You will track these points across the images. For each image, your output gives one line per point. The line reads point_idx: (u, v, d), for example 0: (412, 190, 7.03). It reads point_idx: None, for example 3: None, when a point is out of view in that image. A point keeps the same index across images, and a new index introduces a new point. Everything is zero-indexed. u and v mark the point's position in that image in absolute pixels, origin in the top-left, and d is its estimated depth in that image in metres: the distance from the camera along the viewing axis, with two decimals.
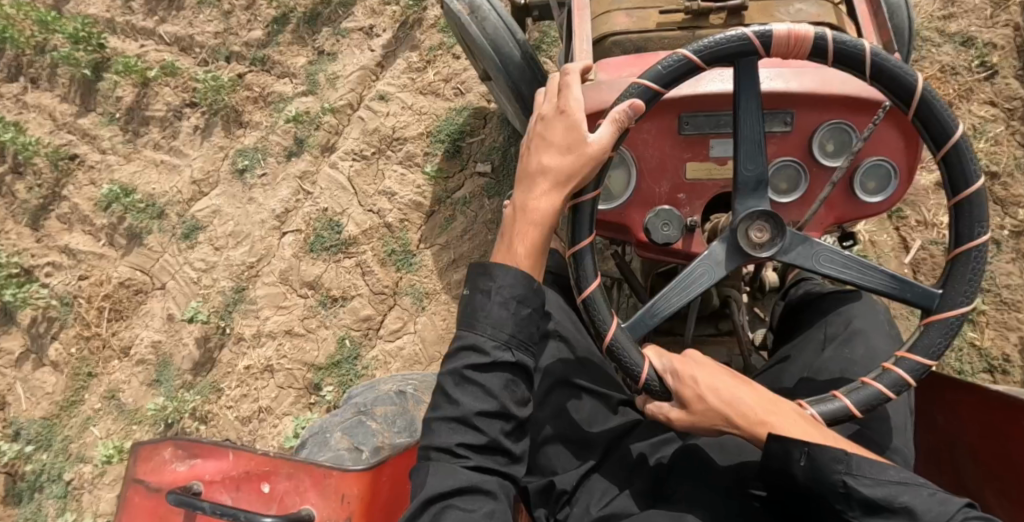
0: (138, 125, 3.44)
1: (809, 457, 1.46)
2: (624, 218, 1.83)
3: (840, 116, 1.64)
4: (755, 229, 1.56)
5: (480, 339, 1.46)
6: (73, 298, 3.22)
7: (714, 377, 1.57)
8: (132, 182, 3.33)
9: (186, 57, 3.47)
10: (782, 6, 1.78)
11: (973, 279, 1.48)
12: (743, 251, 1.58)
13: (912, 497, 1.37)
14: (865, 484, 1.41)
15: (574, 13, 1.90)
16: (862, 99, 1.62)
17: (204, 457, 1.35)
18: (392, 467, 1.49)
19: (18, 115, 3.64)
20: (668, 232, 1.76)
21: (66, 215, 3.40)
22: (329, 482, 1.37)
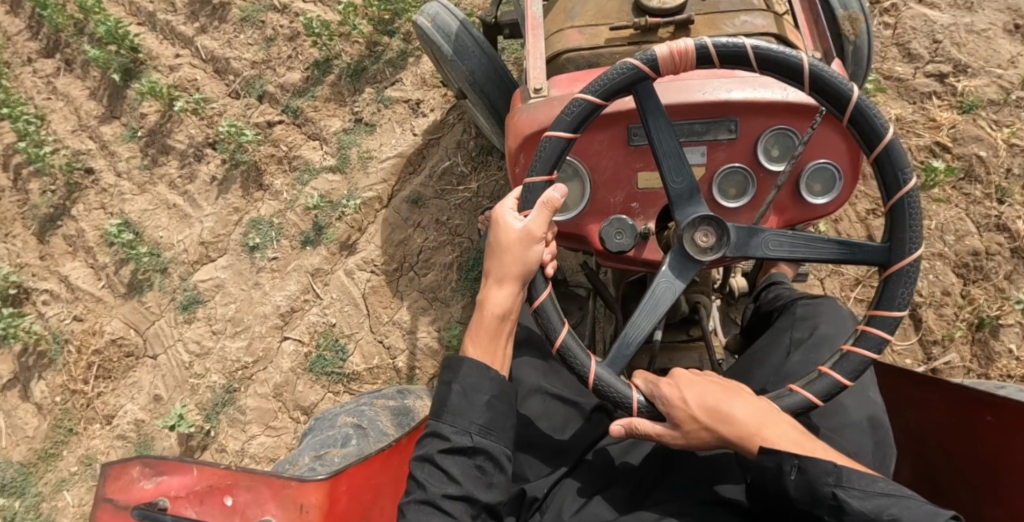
0: (160, 153, 3.48)
1: (800, 469, 1.37)
2: (580, 228, 1.80)
3: (783, 120, 1.64)
4: (700, 231, 1.54)
5: (442, 426, 1.52)
6: (68, 330, 3.37)
7: (707, 390, 1.48)
8: (141, 221, 3.39)
9: (216, 84, 3.49)
10: (727, 19, 1.84)
11: (914, 225, 1.46)
12: (696, 258, 1.55)
13: (903, 512, 1.29)
14: (856, 497, 1.33)
15: (528, 32, 1.90)
16: (801, 102, 1.62)
17: (169, 474, 1.50)
18: (350, 477, 1.56)
19: (45, 103, 3.76)
20: (621, 240, 1.72)
21: (76, 241, 3.53)
22: (287, 493, 1.48)
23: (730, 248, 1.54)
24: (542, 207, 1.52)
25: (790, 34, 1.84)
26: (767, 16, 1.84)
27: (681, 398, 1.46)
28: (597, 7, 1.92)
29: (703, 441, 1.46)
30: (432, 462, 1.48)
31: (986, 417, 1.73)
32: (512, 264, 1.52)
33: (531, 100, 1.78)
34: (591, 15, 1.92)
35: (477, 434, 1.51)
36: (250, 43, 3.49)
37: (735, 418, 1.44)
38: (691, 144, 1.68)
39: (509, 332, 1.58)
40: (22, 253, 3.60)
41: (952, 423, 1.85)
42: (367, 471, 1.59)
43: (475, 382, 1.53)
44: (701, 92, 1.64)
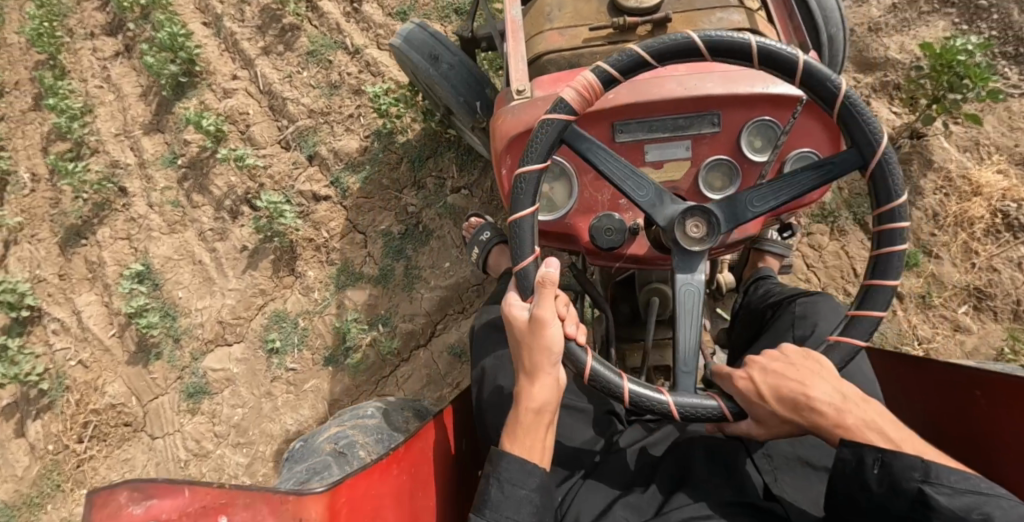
0: (196, 197, 3.37)
1: (883, 463, 1.34)
2: (571, 227, 1.80)
3: (765, 112, 1.66)
4: (689, 223, 1.54)
5: (480, 521, 1.45)
6: (70, 368, 3.36)
7: (784, 375, 1.45)
8: (163, 269, 3.31)
9: (267, 124, 3.38)
10: (704, 17, 1.87)
11: (863, 120, 1.48)
12: (692, 255, 1.55)
13: (996, 509, 1.25)
14: (943, 494, 1.29)
15: (507, 35, 1.93)
16: (782, 93, 1.65)
17: (159, 497, 1.43)
18: (350, 489, 1.51)
19: (96, 91, 3.70)
20: (613, 238, 1.73)
21: (98, 264, 3.45)
22: (285, 507, 1.43)
23: (724, 221, 1.55)
24: (540, 285, 1.48)
25: (763, 27, 1.87)
26: (743, 12, 1.87)
27: (756, 391, 1.45)
28: (575, 9, 1.94)
29: (781, 429, 1.45)
30: None
31: (976, 393, 1.77)
32: (531, 349, 1.50)
33: (515, 102, 1.79)
34: (569, 16, 1.93)
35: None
36: (311, 84, 3.38)
37: (814, 405, 1.40)
38: (673, 139, 1.69)
39: (549, 425, 1.51)
40: (43, 264, 3.54)
41: (943, 400, 1.88)
42: (367, 483, 1.55)
43: (513, 475, 1.46)
44: (682, 88, 1.65)
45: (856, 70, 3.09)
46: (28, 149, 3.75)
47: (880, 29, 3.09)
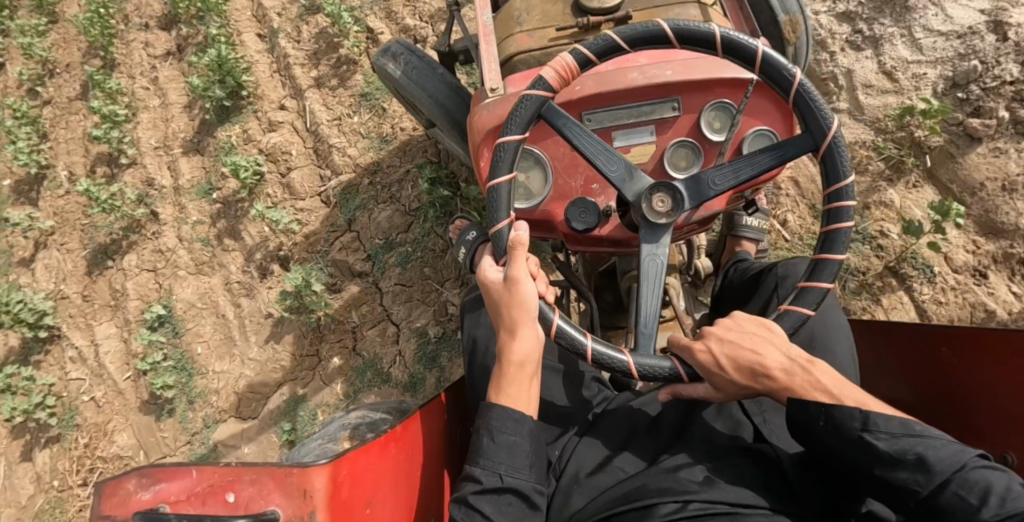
0: (228, 240, 3.30)
1: (828, 416, 1.48)
2: (549, 213, 1.91)
3: (720, 94, 1.80)
4: (655, 198, 1.64)
5: (474, 470, 1.55)
6: (84, 403, 3.31)
7: (740, 341, 1.56)
8: (184, 316, 3.26)
9: (309, 168, 3.31)
10: (662, 13, 2.02)
11: (818, 106, 1.62)
12: (658, 225, 1.66)
13: (928, 448, 1.38)
14: (883, 439, 1.42)
15: (480, 38, 2.03)
16: (735, 77, 1.78)
17: (167, 481, 1.49)
18: (351, 462, 1.59)
19: (143, 93, 3.62)
20: (587, 219, 1.83)
21: (122, 291, 3.39)
22: (290, 481, 1.50)
23: (689, 200, 1.66)
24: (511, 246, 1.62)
25: (717, 19, 2.01)
26: (701, 8, 2.01)
27: (715, 361, 1.55)
28: (542, 11, 2.06)
29: (738, 388, 1.55)
30: (467, 504, 1.51)
31: (943, 348, 1.87)
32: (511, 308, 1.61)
33: (488, 100, 1.91)
34: (538, 19, 2.06)
35: (506, 473, 1.54)
36: (360, 132, 3.31)
37: (767, 369, 1.53)
38: (637, 125, 1.82)
39: (534, 376, 1.63)
40: (69, 279, 3.48)
41: (913, 359, 1.97)
42: (368, 458, 1.64)
43: (500, 425, 1.57)
44: (643, 77, 1.78)
45: (977, 233, 2.73)
46: (70, 143, 3.70)
47: (1014, 190, 2.66)
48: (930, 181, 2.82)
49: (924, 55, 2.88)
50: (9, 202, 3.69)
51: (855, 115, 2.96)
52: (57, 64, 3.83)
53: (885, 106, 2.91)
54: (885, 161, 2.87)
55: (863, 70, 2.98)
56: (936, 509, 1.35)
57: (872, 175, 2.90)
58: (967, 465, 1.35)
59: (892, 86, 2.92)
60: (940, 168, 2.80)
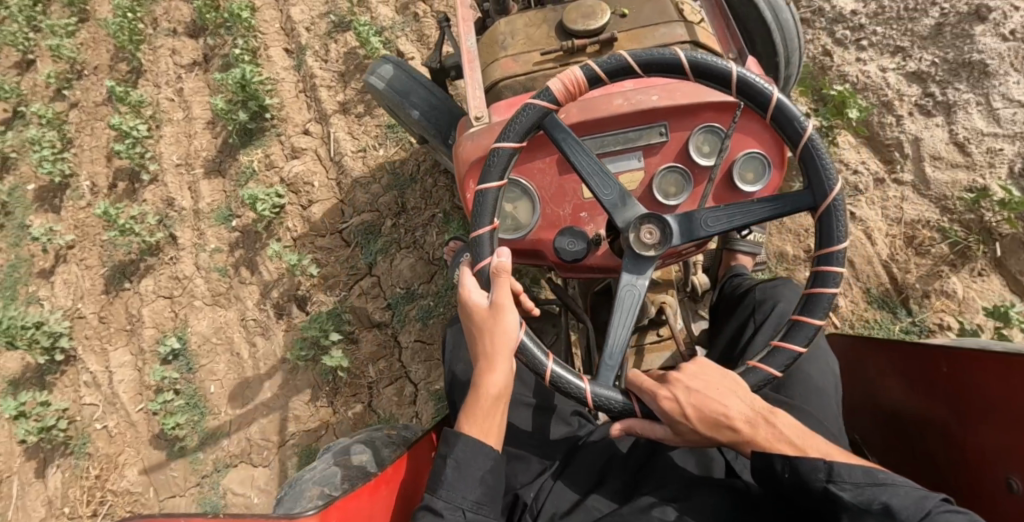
0: (242, 272, 2.74)
1: (791, 467, 1.40)
2: (540, 239, 1.89)
3: (709, 118, 1.75)
4: (643, 228, 1.55)
5: (435, 502, 1.50)
6: (95, 432, 2.82)
7: (707, 391, 1.43)
8: (199, 352, 2.71)
9: (328, 202, 2.73)
10: (648, 33, 1.96)
11: (826, 165, 1.50)
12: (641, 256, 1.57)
13: (895, 498, 1.30)
14: (847, 489, 1.35)
15: (465, 65, 2.01)
16: (724, 100, 1.73)
17: None
18: (340, 510, 1.58)
19: (166, 105, 3.07)
20: (575, 248, 1.82)
21: (136, 317, 2.85)
22: None
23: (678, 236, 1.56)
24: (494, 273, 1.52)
25: (703, 37, 1.96)
26: (687, 26, 1.96)
27: (681, 410, 1.42)
28: (527, 36, 2.04)
29: (704, 440, 1.45)
30: None
31: (942, 367, 1.71)
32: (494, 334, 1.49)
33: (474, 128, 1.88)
34: (523, 43, 2.03)
35: (469, 509, 1.50)
36: (386, 168, 2.74)
37: (732, 420, 1.42)
38: (624, 151, 1.78)
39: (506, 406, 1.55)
40: (85, 300, 2.96)
41: (914, 379, 1.80)
42: (357, 504, 1.63)
43: (467, 457, 1.51)
44: (628, 103, 1.74)
45: None
46: (93, 152, 3.13)
47: None
48: (998, 270, 2.13)
49: (1002, 127, 2.17)
50: (31, 208, 3.18)
51: (918, 189, 2.25)
52: (85, 65, 3.34)
53: (955, 182, 2.20)
54: (950, 244, 2.17)
55: (930, 139, 2.25)
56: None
57: (932, 258, 2.19)
58: (932, 511, 1.27)
59: (965, 160, 2.21)
60: (1012, 258, 2.12)
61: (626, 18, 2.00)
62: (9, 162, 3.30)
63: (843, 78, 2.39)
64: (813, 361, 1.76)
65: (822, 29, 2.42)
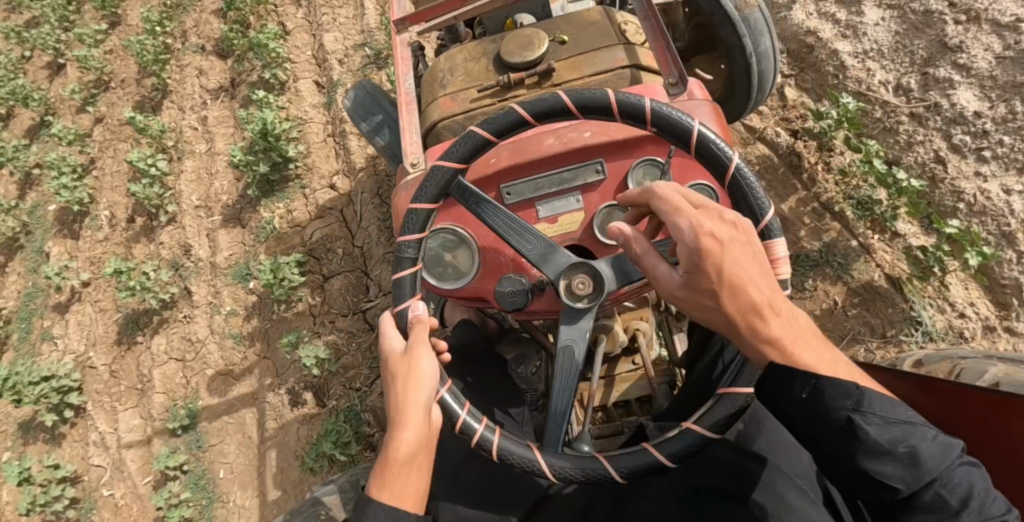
0: (258, 347, 2.37)
1: (815, 389, 1.12)
2: (480, 293, 1.53)
3: (651, 148, 1.49)
4: (576, 279, 1.34)
5: None
6: (102, 500, 2.44)
7: (749, 273, 1.14)
8: (210, 429, 2.35)
9: (345, 276, 2.38)
10: (586, 61, 1.81)
11: None
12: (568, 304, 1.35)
13: (920, 444, 1.09)
14: (873, 425, 1.10)
15: (403, 109, 1.87)
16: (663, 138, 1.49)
17: None
18: None
19: (189, 133, 2.96)
20: (516, 298, 1.46)
21: (148, 379, 2.52)
22: None
23: (611, 281, 1.35)
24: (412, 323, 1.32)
25: (645, 60, 1.81)
26: (628, 50, 1.79)
27: (714, 262, 1.13)
28: (467, 71, 1.91)
29: (710, 316, 1.16)
30: None
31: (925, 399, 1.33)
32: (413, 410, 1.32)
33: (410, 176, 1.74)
34: (461, 81, 1.90)
35: None
36: None
37: (757, 305, 1.14)
38: (562, 192, 1.50)
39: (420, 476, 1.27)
40: (99, 346, 2.68)
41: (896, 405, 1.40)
42: None
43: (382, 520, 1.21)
44: (559, 141, 1.50)
45: None
46: (114, 177, 3.06)
47: None
48: None
49: None
50: (51, 232, 3.09)
51: None
52: (112, 77, 3.29)
53: None
54: None
55: None
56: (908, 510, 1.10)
57: None
58: (954, 463, 1.09)
59: None
60: None
61: (565, 46, 1.84)
62: (34, 178, 3.29)
63: (956, 195, 1.94)
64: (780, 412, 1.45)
65: (936, 129, 2.00)
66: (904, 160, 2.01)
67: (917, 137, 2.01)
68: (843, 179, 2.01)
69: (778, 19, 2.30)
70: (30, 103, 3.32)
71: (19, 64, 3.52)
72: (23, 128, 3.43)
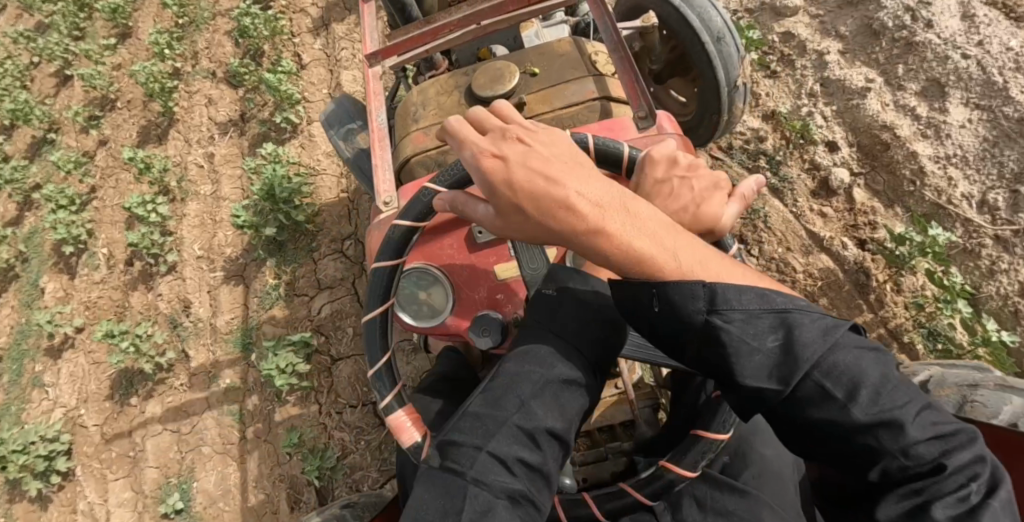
0: (258, 427, 2.20)
1: (660, 295, 0.94)
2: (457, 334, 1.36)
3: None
4: None
5: (570, 347, 0.99)
6: None
7: (545, 168, 1.00)
8: (205, 516, 2.18)
9: (353, 361, 2.19)
10: (559, 92, 1.64)
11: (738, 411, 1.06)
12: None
13: (803, 335, 0.89)
14: (734, 322, 0.91)
15: (373, 146, 1.59)
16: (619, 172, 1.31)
17: None
18: None
19: (194, 170, 2.74)
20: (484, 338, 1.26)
21: (141, 448, 2.35)
22: None
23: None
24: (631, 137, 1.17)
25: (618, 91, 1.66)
26: (598, 81, 1.64)
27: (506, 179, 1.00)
28: (438, 105, 1.72)
29: (528, 232, 1.00)
30: (549, 383, 0.96)
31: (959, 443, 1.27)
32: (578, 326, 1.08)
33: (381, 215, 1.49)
34: (434, 114, 1.71)
35: (565, 360, 0.98)
36: None
37: (566, 202, 0.97)
38: None
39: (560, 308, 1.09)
40: (91, 404, 2.49)
41: None
42: None
43: (592, 318, 1.00)
44: None
45: None
46: (113, 210, 2.84)
47: None
48: None
49: None
50: (47, 264, 2.87)
51: None
52: (117, 97, 3.05)
53: None
54: None
55: None
56: (796, 407, 0.88)
57: None
58: (838, 350, 0.88)
59: None
60: None
61: (536, 78, 1.68)
62: (30, 200, 3.06)
63: None
64: (765, 440, 1.17)
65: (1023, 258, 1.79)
66: (983, 290, 1.80)
67: (1001, 266, 1.80)
68: (916, 307, 1.80)
69: (849, 106, 2.06)
70: (32, 120, 3.10)
71: (25, 72, 3.30)
72: (25, 143, 3.21)
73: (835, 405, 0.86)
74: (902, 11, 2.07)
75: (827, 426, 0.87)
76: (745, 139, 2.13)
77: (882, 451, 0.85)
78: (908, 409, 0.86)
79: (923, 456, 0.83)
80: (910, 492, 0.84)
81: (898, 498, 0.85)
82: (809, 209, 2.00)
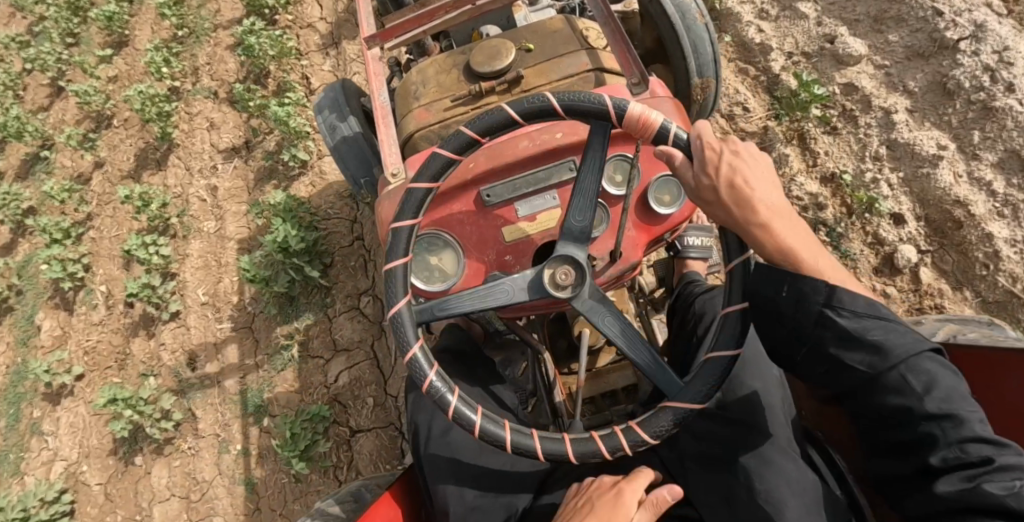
0: (274, 498, 2.08)
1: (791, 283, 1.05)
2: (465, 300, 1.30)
3: (619, 143, 1.31)
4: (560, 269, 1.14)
5: None
6: None
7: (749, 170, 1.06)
8: None
9: (375, 434, 2.06)
10: (555, 65, 1.50)
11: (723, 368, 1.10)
12: (543, 290, 1.15)
13: (892, 341, 1.02)
14: (844, 317, 1.03)
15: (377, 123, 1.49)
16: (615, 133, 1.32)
17: None
18: None
19: (197, 204, 2.55)
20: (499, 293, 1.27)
21: (147, 514, 2.22)
22: None
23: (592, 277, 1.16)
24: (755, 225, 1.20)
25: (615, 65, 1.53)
26: (592, 53, 1.51)
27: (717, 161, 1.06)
28: (438, 84, 1.57)
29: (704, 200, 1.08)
30: None
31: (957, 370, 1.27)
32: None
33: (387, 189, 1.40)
34: (435, 90, 1.55)
35: None
36: None
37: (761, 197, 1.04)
38: (538, 191, 1.30)
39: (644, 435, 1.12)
40: (95, 460, 2.35)
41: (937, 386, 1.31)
42: None
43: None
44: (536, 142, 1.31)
45: None
46: (110, 242, 2.64)
47: None
48: None
49: None
50: (42, 298, 2.68)
51: None
52: (112, 115, 2.82)
53: None
54: None
55: None
56: (875, 387, 1.02)
57: None
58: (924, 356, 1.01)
59: None
60: None
61: (532, 54, 1.54)
62: (22, 225, 2.85)
63: None
64: None
65: None
66: None
67: None
68: None
69: (918, 175, 1.90)
70: (24, 137, 2.87)
71: (18, 79, 3.04)
72: (17, 160, 2.97)
73: (903, 395, 1.00)
74: (980, 70, 1.88)
75: (891, 410, 1.01)
76: (803, 205, 1.97)
77: (943, 439, 0.98)
78: (971, 411, 0.99)
79: (974, 451, 0.96)
80: (958, 473, 0.96)
81: (954, 478, 0.97)
82: (870, 288, 1.87)
